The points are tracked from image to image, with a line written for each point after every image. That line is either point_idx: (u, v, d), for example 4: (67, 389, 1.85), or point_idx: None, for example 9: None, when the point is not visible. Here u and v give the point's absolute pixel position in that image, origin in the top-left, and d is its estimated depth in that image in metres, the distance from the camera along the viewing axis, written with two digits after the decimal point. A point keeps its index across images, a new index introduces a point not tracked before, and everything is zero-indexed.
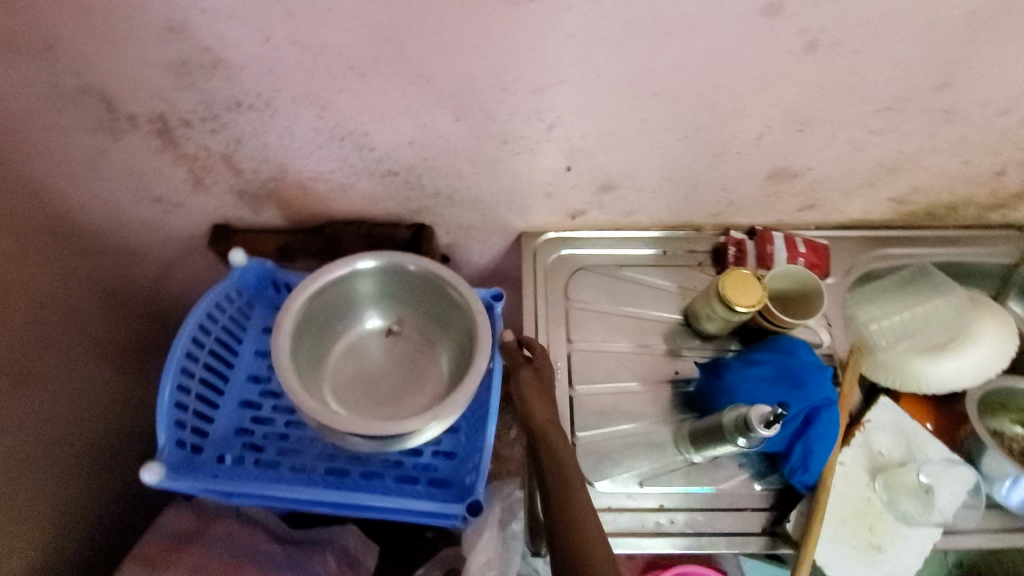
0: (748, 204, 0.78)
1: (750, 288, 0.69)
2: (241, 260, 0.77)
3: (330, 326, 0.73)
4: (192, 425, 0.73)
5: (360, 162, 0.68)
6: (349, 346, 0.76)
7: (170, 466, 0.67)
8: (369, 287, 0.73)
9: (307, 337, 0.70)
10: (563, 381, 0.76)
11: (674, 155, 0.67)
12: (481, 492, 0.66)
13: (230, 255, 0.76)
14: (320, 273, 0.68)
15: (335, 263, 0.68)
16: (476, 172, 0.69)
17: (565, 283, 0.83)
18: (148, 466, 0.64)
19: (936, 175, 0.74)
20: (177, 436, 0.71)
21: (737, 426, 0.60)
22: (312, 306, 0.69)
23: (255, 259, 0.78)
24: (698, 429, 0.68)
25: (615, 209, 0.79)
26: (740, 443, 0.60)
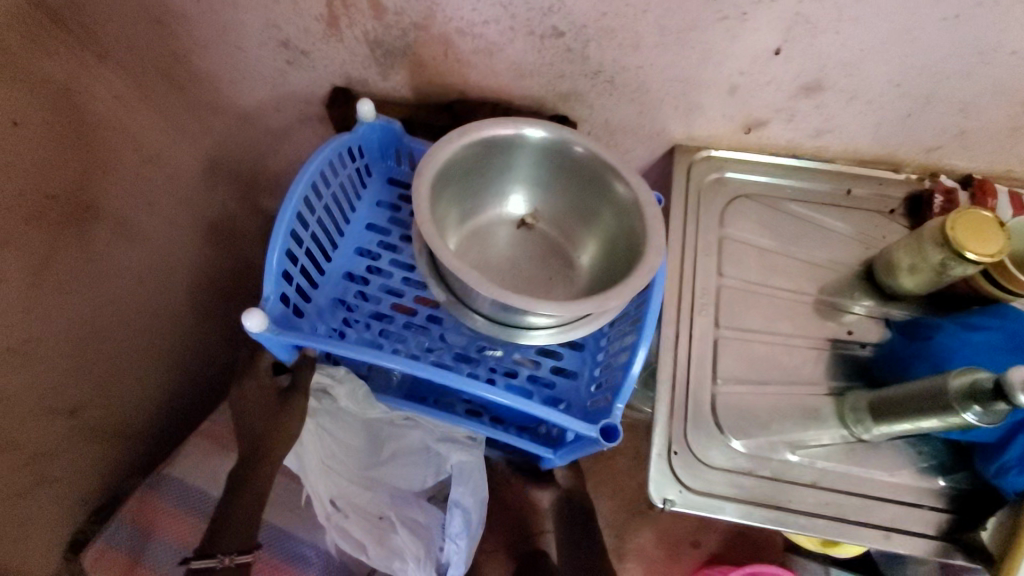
0: (981, 138, 0.63)
1: (990, 234, 0.54)
2: (369, 115, 0.68)
3: (464, 200, 0.65)
4: (297, 283, 0.66)
5: (524, 12, 0.57)
6: (478, 229, 0.67)
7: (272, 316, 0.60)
8: (515, 164, 0.64)
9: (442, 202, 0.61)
10: (709, 318, 0.65)
11: (923, 45, 0.53)
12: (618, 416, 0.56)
13: (358, 107, 0.67)
14: (481, 127, 0.59)
15: (500, 122, 0.59)
16: (660, 43, 0.57)
17: (721, 209, 0.70)
18: (254, 313, 0.56)
19: None
20: (282, 289, 0.62)
21: (975, 394, 0.47)
22: (459, 163, 0.60)
23: (383, 117, 0.69)
24: (891, 398, 0.55)
25: (806, 124, 0.65)
26: (973, 416, 0.47)
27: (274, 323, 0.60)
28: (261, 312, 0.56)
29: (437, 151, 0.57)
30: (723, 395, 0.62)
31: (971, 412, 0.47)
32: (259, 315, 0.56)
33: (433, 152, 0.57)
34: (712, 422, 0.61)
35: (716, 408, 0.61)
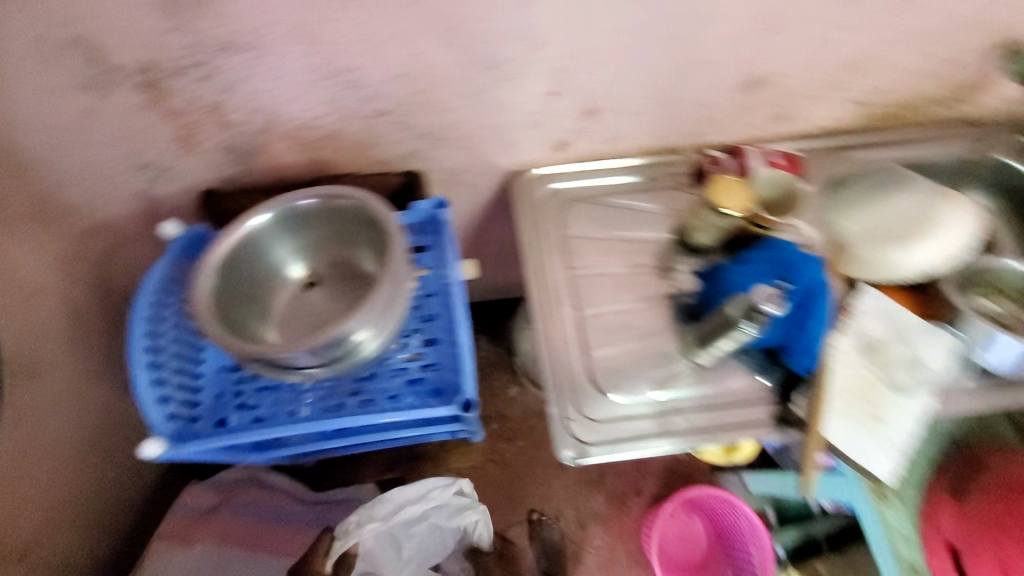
0: (723, 119, 0.82)
1: (737, 191, 0.74)
2: (177, 232, 0.72)
3: (248, 301, 0.66)
4: (180, 398, 0.72)
5: (350, 103, 0.68)
6: (278, 313, 0.69)
7: (169, 437, 0.68)
8: (270, 246, 0.67)
9: (232, 322, 0.64)
10: (566, 304, 0.80)
11: (652, 67, 0.70)
12: (470, 392, 0.69)
13: (161, 229, 0.71)
14: (207, 253, 0.61)
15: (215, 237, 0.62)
16: (464, 104, 0.71)
17: (554, 216, 0.86)
18: (148, 442, 0.65)
19: (898, 74, 0.78)
20: (166, 410, 0.70)
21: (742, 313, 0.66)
22: (224, 294, 0.63)
23: (190, 227, 0.73)
24: (705, 326, 0.72)
25: (598, 135, 0.82)
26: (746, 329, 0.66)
27: (173, 440, 0.68)
28: (153, 440, 0.66)
29: (197, 296, 0.60)
30: (596, 361, 0.77)
31: (745, 326, 0.66)
32: (153, 442, 0.66)
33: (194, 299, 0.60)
34: (593, 386, 0.76)
35: (592, 372, 0.77)
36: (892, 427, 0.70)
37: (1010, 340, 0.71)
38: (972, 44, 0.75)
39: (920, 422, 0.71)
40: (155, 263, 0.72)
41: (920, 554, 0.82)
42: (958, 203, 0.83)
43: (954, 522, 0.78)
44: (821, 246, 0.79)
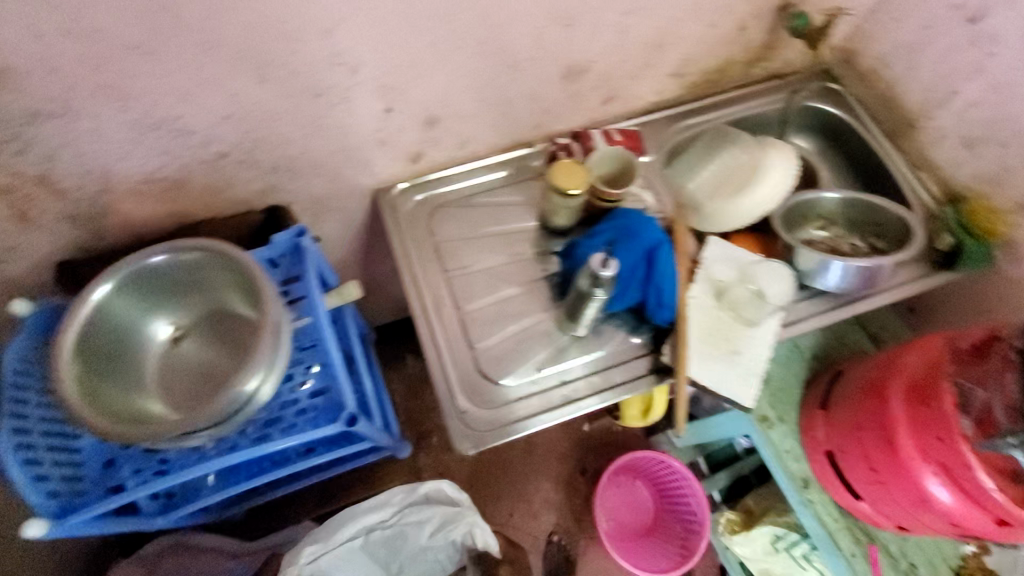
0: (558, 106, 0.89)
1: (576, 172, 0.80)
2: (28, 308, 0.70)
3: (115, 368, 0.66)
4: (61, 474, 0.71)
5: (186, 151, 0.69)
6: (152, 373, 0.69)
7: (54, 514, 0.67)
8: (127, 308, 0.67)
9: (100, 393, 0.63)
10: (447, 304, 0.84)
11: (475, 72, 0.75)
12: (350, 406, 0.70)
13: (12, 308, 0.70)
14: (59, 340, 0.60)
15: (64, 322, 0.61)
16: (303, 133, 0.73)
17: (426, 224, 0.90)
18: (28, 523, 0.64)
19: (697, 43, 0.87)
20: (46, 488, 0.68)
21: (591, 281, 0.72)
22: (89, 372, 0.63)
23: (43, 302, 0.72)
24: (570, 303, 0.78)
25: (447, 142, 0.87)
26: (599, 294, 0.72)
27: (58, 516, 0.67)
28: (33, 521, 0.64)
29: (60, 373, 0.59)
30: (482, 352, 0.82)
31: (597, 291, 0.72)
32: (35, 522, 0.64)
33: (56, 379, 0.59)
34: (481, 376, 0.80)
35: (478, 362, 0.81)
36: (747, 356, 0.79)
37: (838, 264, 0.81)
38: (751, 9, 0.85)
39: (769, 348, 0.79)
40: (6, 346, 0.70)
41: (807, 466, 0.90)
42: (784, 150, 0.93)
43: (826, 432, 0.86)
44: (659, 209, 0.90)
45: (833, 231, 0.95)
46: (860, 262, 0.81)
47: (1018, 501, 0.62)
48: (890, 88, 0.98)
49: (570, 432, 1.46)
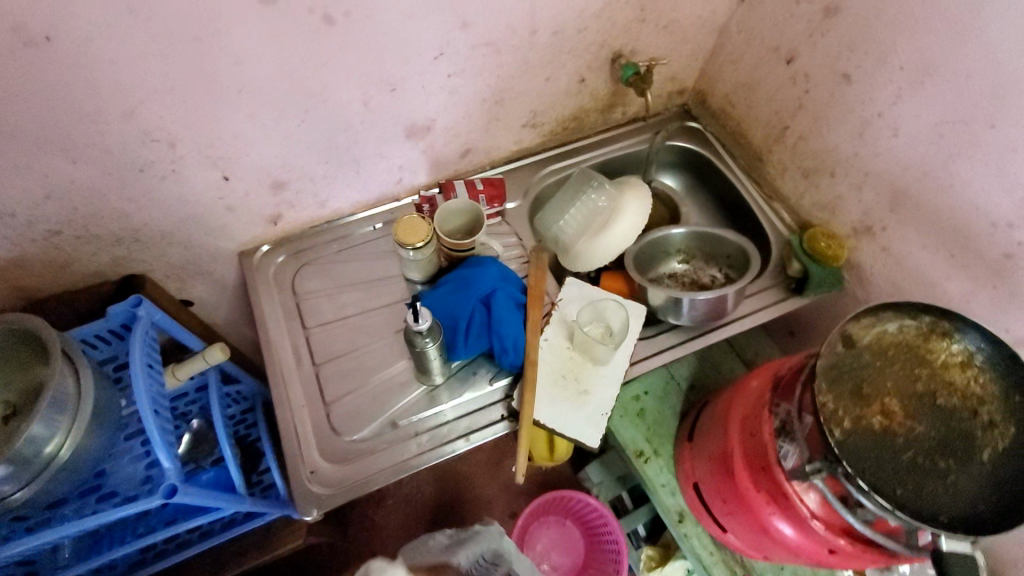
0: (413, 162, 0.92)
1: (418, 228, 0.82)
2: None
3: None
4: None
5: (11, 233, 0.69)
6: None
7: None
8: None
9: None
10: (307, 363, 0.85)
11: (310, 138, 0.78)
12: (172, 473, 0.68)
13: None
14: None
15: None
16: (139, 207, 0.74)
17: (291, 283, 0.92)
18: None
19: (540, 96, 0.91)
20: None
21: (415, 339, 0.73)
22: None
23: None
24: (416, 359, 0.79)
25: (305, 202, 0.89)
26: (429, 346, 0.73)
27: None
28: None
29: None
30: (336, 410, 0.82)
31: (426, 343, 0.74)
32: None
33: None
34: (334, 434, 0.80)
35: (332, 419, 0.81)
36: (595, 395, 0.80)
37: (684, 300, 0.84)
38: (586, 61, 0.89)
39: (618, 383, 0.81)
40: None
41: (683, 500, 0.91)
42: (636, 194, 0.95)
43: (690, 464, 0.87)
44: (515, 256, 0.95)
45: (693, 264, 0.98)
46: (706, 295, 0.83)
47: (835, 527, 0.65)
48: (739, 125, 1.03)
49: (492, 475, 1.43)
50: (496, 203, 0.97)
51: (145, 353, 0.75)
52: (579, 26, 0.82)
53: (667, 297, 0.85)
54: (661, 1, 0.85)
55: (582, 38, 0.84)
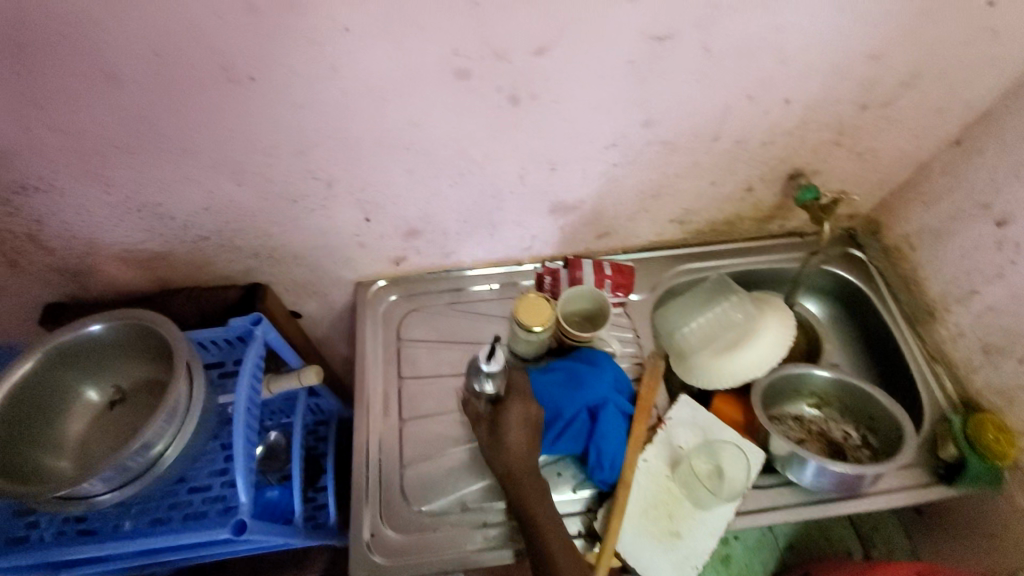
0: (548, 235, 0.88)
1: (541, 310, 0.79)
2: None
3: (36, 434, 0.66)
4: None
5: (166, 231, 0.72)
6: (74, 441, 0.69)
7: None
8: (63, 377, 0.68)
9: (13, 461, 0.63)
10: (393, 415, 0.83)
11: (457, 198, 0.76)
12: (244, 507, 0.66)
13: None
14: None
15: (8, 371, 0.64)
16: (281, 230, 0.76)
17: (397, 326, 0.90)
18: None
19: (697, 197, 0.85)
20: None
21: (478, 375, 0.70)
22: (11, 423, 0.64)
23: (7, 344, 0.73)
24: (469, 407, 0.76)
25: (432, 251, 0.88)
26: (490, 387, 0.70)
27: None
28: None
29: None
30: (410, 474, 0.78)
31: (486, 382, 0.71)
32: None
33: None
34: (401, 501, 0.76)
35: (404, 484, 0.77)
36: (686, 542, 0.71)
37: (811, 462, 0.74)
38: (759, 173, 0.81)
39: (716, 537, 0.71)
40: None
41: None
42: (777, 327, 0.87)
43: None
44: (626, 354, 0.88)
45: (826, 411, 0.87)
46: (840, 467, 0.73)
47: None
48: (912, 269, 0.91)
49: None
50: (620, 292, 0.91)
51: (252, 373, 0.75)
52: (766, 140, 0.74)
53: (791, 451, 0.75)
54: (863, 129, 0.76)
55: (764, 151, 0.77)
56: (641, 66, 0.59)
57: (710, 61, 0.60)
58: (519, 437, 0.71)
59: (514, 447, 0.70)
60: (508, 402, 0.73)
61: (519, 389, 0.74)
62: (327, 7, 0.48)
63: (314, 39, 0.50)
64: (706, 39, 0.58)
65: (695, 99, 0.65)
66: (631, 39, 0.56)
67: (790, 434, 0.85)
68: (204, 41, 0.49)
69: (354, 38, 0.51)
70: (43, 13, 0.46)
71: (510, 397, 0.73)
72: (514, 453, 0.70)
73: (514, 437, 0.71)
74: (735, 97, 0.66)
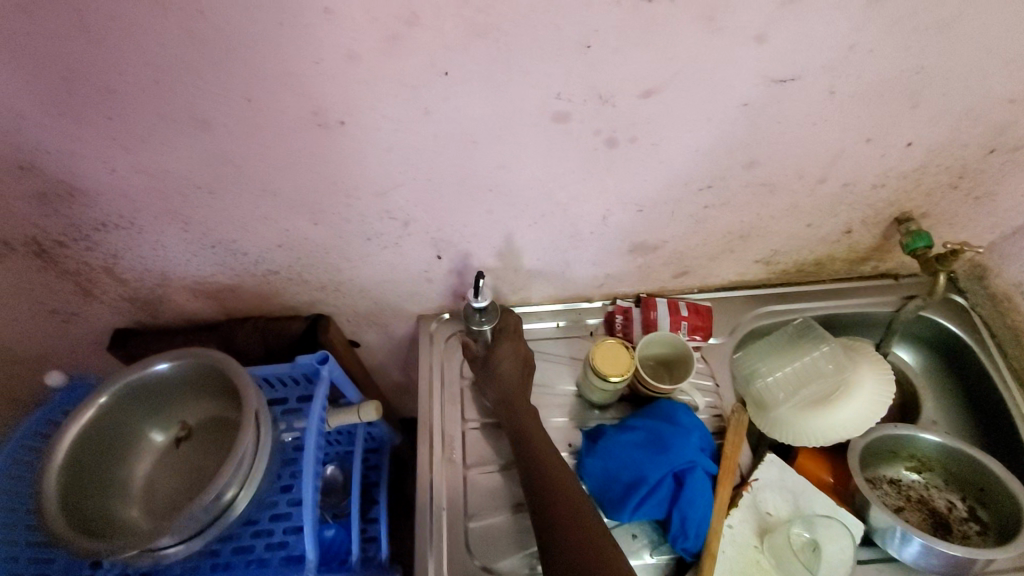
0: (623, 274, 0.83)
1: (620, 357, 0.74)
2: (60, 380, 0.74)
3: (104, 477, 0.65)
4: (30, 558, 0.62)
5: (237, 265, 0.71)
6: (141, 483, 0.67)
7: None
8: (130, 417, 0.67)
9: (83, 508, 0.61)
10: (456, 462, 0.78)
11: (535, 238, 0.72)
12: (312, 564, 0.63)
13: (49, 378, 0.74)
14: (62, 435, 0.61)
15: (78, 414, 0.62)
16: (351, 265, 0.73)
17: (460, 363, 0.87)
18: None
19: (789, 238, 0.78)
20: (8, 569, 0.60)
21: (473, 317, 0.78)
22: (81, 467, 0.62)
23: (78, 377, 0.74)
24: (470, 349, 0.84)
25: (499, 288, 0.84)
26: (485, 326, 0.78)
27: None
28: None
29: (42, 485, 0.58)
30: (475, 528, 0.74)
31: (483, 324, 0.79)
32: None
33: (40, 488, 0.58)
34: (467, 557, 0.72)
35: (468, 538, 0.73)
36: None
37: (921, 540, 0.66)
38: (862, 215, 0.75)
39: None
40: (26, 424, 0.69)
41: None
42: (874, 383, 0.80)
43: None
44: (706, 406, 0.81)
45: (926, 476, 0.80)
46: (947, 548, 0.65)
47: None
48: None
49: None
50: (698, 335, 0.85)
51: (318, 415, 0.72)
52: (876, 182, 0.68)
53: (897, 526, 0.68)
54: (986, 171, 0.69)
55: (872, 194, 0.70)
56: (754, 108, 0.54)
57: (832, 102, 0.55)
58: (511, 368, 0.76)
59: (508, 380, 0.75)
60: (500, 343, 0.79)
61: (510, 330, 0.80)
62: (428, 52, 0.45)
63: (411, 83, 0.47)
64: (831, 80, 0.53)
65: (806, 142, 0.60)
66: (748, 82, 0.51)
67: (886, 500, 0.78)
68: (299, 85, 0.47)
69: (452, 83, 0.48)
70: (142, 59, 0.44)
71: (502, 338, 0.79)
72: (507, 384, 0.75)
73: (507, 370, 0.76)
74: (852, 140, 0.60)
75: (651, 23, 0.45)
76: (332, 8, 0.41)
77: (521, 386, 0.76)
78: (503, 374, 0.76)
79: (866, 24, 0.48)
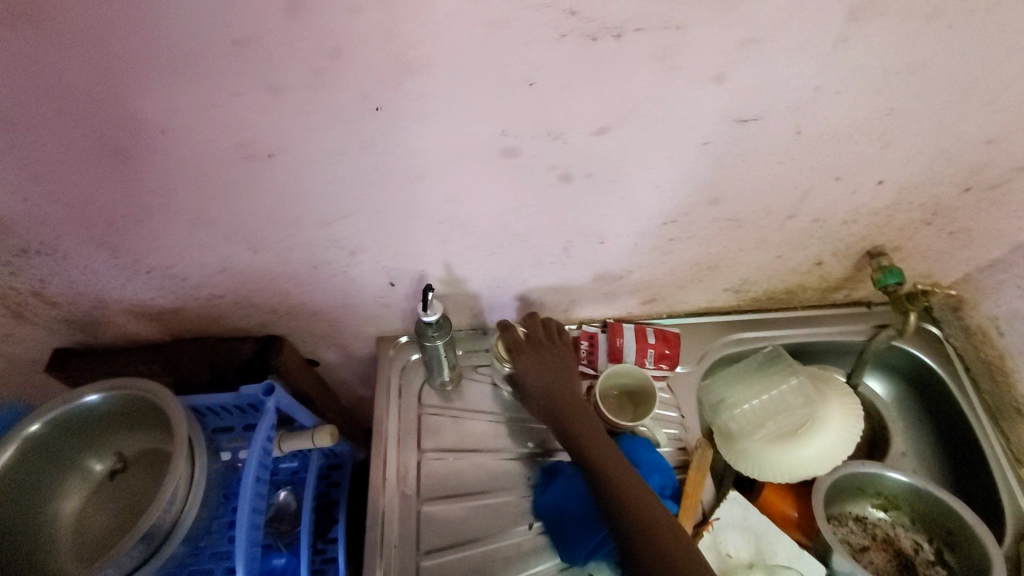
0: (589, 301, 0.80)
1: None
2: None
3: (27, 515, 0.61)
4: None
5: (177, 289, 0.67)
6: (71, 520, 0.63)
7: None
8: (55, 454, 0.63)
9: None
10: (411, 494, 0.75)
11: (493, 267, 0.68)
12: None
13: None
14: None
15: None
16: (300, 291, 0.69)
17: (419, 389, 0.83)
18: None
19: (759, 268, 0.76)
20: None
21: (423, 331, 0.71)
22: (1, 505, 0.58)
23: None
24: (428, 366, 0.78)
25: (460, 313, 0.80)
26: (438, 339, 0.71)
27: None
28: None
29: None
30: (428, 566, 0.71)
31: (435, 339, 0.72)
32: None
33: None
34: None
35: None
36: None
37: None
38: (833, 248, 0.72)
39: None
40: None
41: None
42: (841, 415, 0.78)
43: None
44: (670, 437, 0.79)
45: (893, 515, 0.78)
46: None
47: None
48: (1000, 357, 0.80)
49: None
50: (664, 364, 0.82)
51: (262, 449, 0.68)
52: (847, 218, 0.66)
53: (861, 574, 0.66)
54: (960, 210, 0.67)
55: (843, 229, 0.68)
56: (716, 147, 0.51)
57: (798, 142, 0.53)
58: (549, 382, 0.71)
59: (552, 393, 0.71)
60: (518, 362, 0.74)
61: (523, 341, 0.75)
62: (358, 87, 0.42)
63: (343, 117, 0.44)
64: (797, 121, 0.50)
65: (772, 180, 0.57)
66: (708, 121, 0.48)
67: (851, 539, 0.77)
68: (221, 117, 0.43)
69: (387, 118, 0.44)
70: (39, 88, 0.40)
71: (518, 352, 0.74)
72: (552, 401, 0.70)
73: (542, 382, 0.72)
74: (821, 178, 0.58)
75: (600, 63, 0.42)
76: (243, 40, 0.38)
77: (565, 387, 0.72)
78: (542, 398, 0.71)
79: (831, 66, 0.46)
